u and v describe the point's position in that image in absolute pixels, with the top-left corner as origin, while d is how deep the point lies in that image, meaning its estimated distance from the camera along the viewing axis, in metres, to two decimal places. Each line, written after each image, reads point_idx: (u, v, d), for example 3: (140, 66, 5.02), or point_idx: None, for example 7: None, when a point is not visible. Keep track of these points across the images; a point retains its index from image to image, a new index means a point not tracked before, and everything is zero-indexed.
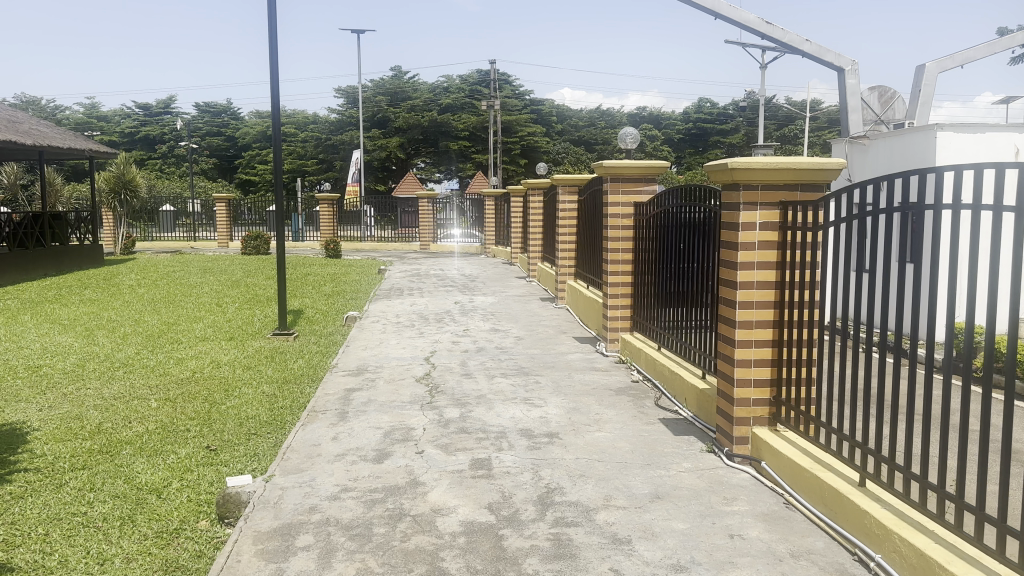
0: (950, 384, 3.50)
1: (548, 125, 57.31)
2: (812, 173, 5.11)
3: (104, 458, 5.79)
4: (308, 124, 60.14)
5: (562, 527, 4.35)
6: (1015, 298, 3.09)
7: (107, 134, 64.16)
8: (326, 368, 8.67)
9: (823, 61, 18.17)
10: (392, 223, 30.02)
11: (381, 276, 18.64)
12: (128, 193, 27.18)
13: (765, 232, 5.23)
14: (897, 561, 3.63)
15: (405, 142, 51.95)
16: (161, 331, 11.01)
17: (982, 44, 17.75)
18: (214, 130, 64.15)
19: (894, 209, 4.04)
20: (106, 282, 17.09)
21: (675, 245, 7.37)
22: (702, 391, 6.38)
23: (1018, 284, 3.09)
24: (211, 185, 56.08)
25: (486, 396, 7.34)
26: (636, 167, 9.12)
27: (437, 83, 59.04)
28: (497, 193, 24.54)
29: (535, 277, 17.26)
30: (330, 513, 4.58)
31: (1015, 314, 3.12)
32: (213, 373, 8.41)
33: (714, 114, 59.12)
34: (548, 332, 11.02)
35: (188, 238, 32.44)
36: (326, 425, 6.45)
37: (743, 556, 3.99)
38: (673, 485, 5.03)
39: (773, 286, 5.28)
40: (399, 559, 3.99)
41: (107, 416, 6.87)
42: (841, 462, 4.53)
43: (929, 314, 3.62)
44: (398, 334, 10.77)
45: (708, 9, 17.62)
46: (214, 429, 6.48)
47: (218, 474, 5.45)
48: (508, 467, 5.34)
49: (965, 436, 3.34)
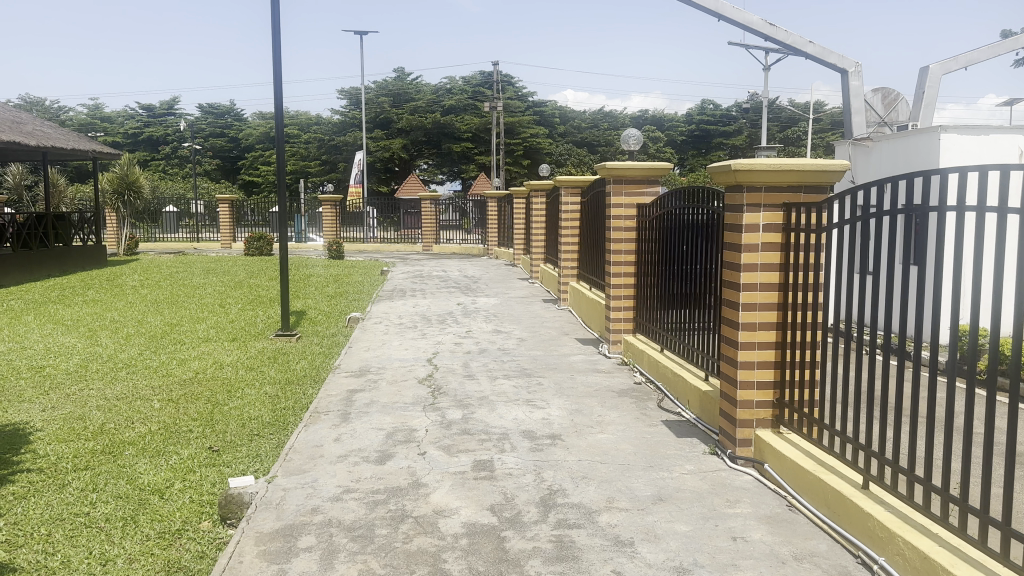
0: (954, 387, 3.48)
1: (551, 126, 57.33)
2: (815, 175, 5.10)
3: (107, 459, 5.80)
4: (310, 126, 60.22)
5: (564, 529, 4.34)
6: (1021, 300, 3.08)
7: (111, 135, 64.36)
8: (329, 369, 8.67)
9: (827, 63, 18.16)
10: (395, 224, 30.07)
11: (384, 277, 18.64)
12: (132, 194, 27.23)
13: (768, 234, 5.22)
14: (900, 564, 3.62)
15: (408, 143, 51.99)
16: (164, 331, 11.03)
17: (986, 46, 17.73)
18: (218, 131, 64.28)
19: (899, 211, 4.03)
20: (109, 283, 17.10)
21: (679, 246, 7.36)
22: (705, 393, 6.37)
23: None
24: (215, 186, 56.17)
25: (489, 397, 7.33)
26: (640, 168, 9.11)
27: (440, 85, 59.09)
28: (500, 195, 24.54)
29: (538, 278, 17.26)
30: (332, 515, 4.58)
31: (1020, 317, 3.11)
32: (216, 374, 8.41)
33: (717, 116, 59.09)
34: (551, 333, 11.01)
35: (191, 239, 32.48)
36: (329, 426, 6.45)
37: (746, 559, 3.98)
38: (675, 487, 5.02)
39: (776, 288, 5.27)
40: (401, 560, 3.99)
41: (110, 416, 6.88)
42: (844, 465, 4.52)
43: (933, 316, 3.61)
44: (401, 335, 10.77)
45: (711, 11, 17.61)
46: (217, 430, 6.48)
47: (220, 474, 5.46)
48: (510, 468, 5.33)
49: (969, 440, 3.33)
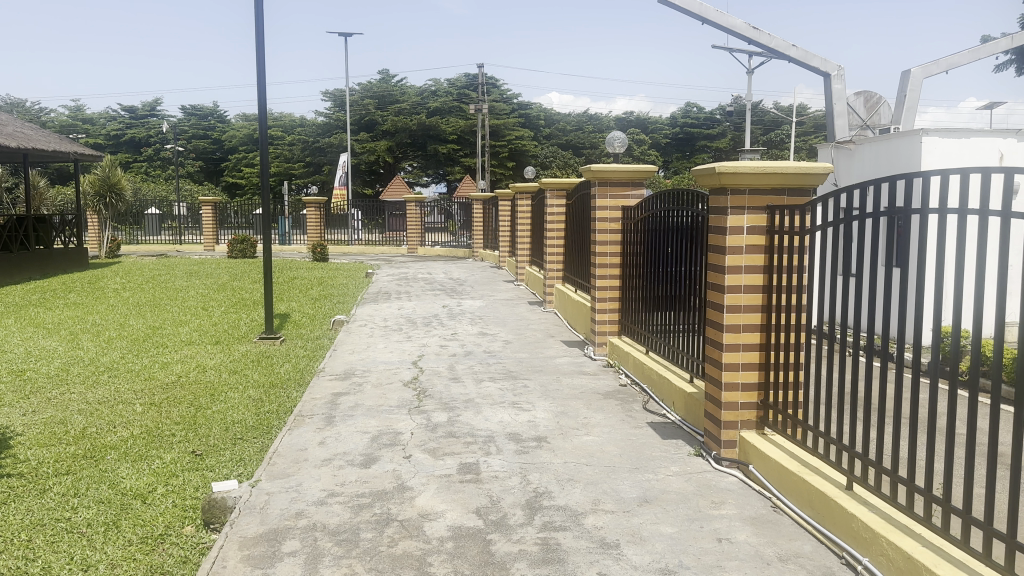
0: (937, 388, 3.50)
1: (536, 129, 57.44)
2: (797, 178, 5.14)
3: (89, 463, 5.74)
4: (295, 127, 59.96)
5: (550, 531, 4.34)
6: (1002, 302, 3.11)
7: (93, 138, 63.81)
8: (313, 372, 8.63)
9: (810, 67, 18.31)
10: (380, 226, 30.02)
11: (368, 280, 18.58)
12: (114, 196, 27.00)
13: (753, 236, 5.25)
14: (884, 564, 3.64)
15: (393, 145, 51.85)
16: (146, 335, 10.92)
17: (967, 50, 17.93)
18: (201, 132, 63.82)
19: (881, 213, 4.04)
20: (91, 286, 16.95)
21: (663, 248, 7.39)
22: (690, 394, 6.39)
23: (1004, 288, 3.10)
24: (198, 189, 55.78)
25: (474, 400, 7.32)
26: (623, 171, 9.14)
27: (425, 87, 59.01)
28: (486, 197, 24.52)
29: (524, 280, 17.25)
30: (317, 518, 4.56)
31: (1001, 318, 3.14)
32: (199, 378, 8.35)
33: (701, 119, 59.35)
34: (536, 336, 11.02)
35: (173, 242, 32.22)
36: (313, 429, 6.42)
37: (731, 560, 3.99)
38: (661, 489, 5.03)
39: (760, 290, 5.30)
40: (386, 564, 3.98)
41: (92, 421, 6.80)
42: (828, 466, 4.54)
43: (915, 318, 3.63)
44: (386, 338, 10.74)
45: (696, 14, 17.72)
46: (200, 434, 6.44)
47: (204, 478, 5.42)
48: (496, 471, 5.33)
49: (951, 441, 3.35)
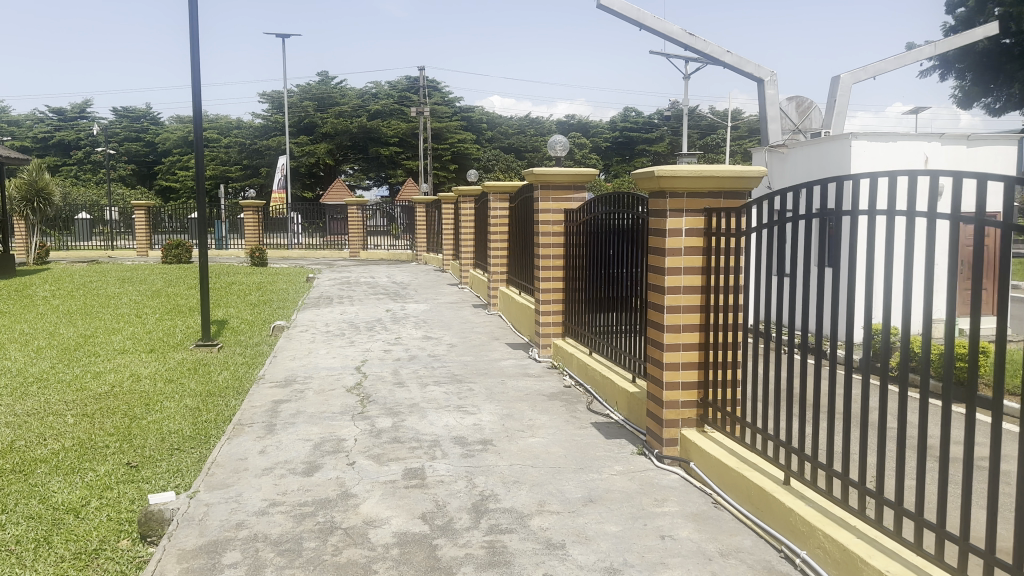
0: (869, 384, 3.62)
1: (478, 132, 57.48)
2: (733, 182, 5.29)
3: (17, 478, 5.51)
4: (232, 130, 58.72)
5: (496, 535, 4.35)
6: (928, 303, 3.24)
7: (17, 140, 61.35)
8: (253, 380, 8.46)
9: (744, 72, 18.79)
10: (320, 230, 30.03)
11: (310, 285, 18.32)
12: (41, 201, 26.02)
13: (691, 238, 5.35)
14: (821, 557, 3.75)
15: (334, 147, 51.20)
16: (78, 344, 10.53)
17: (892, 57, 18.65)
18: (133, 134, 61.95)
19: (814, 215, 4.16)
20: (17, 294, 16.29)
21: (605, 250, 7.48)
22: (632, 394, 6.48)
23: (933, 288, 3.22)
24: (130, 193, 54.13)
25: (419, 404, 7.28)
26: (566, 175, 9.19)
27: (366, 90, 58.52)
28: (429, 200, 24.44)
29: (468, 283, 17.24)
30: (258, 529, 4.47)
31: (926, 316, 3.28)
32: (133, 387, 8.09)
33: (640, 123, 60.24)
34: (481, 338, 11.02)
35: (105, 247, 31.18)
36: (254, 438, 6.30)
37: (674, 557, 4.07)
38: (605, 488, 5.09)
39: (699, 291, 5.41)
40: (330, 573, 3.92)
41: (20, 434, 6.53)
42: (765, 461, 4.67)
43: (848, 317, 3.75)
44: (328, 344, 10.60)
45: (633, 20, 18.04)
46: (135, 445, 6.24)
47: (140, 491, 5.26)
48: (441, 476, 5.31)
49: (884, 435, 3.47)
